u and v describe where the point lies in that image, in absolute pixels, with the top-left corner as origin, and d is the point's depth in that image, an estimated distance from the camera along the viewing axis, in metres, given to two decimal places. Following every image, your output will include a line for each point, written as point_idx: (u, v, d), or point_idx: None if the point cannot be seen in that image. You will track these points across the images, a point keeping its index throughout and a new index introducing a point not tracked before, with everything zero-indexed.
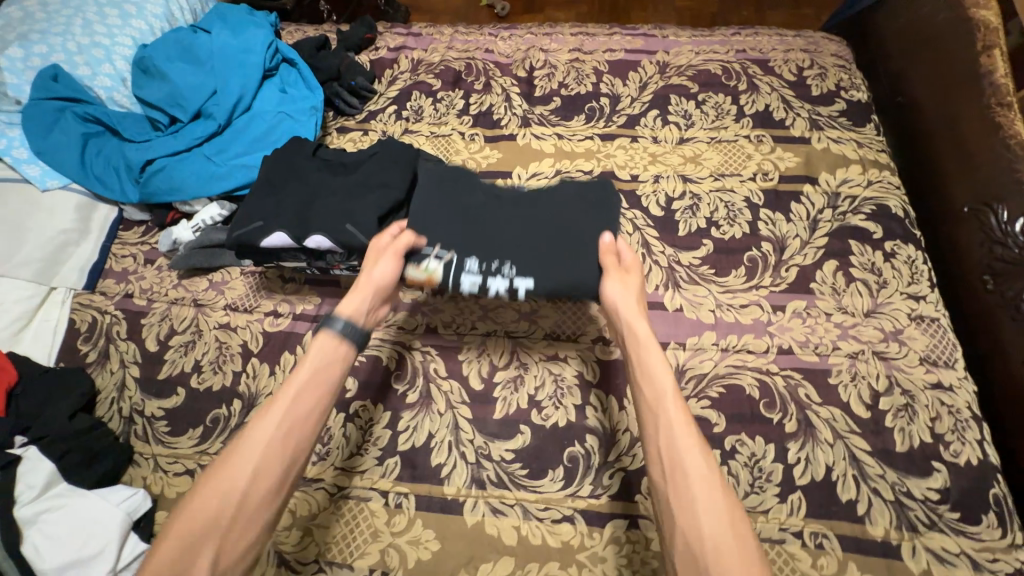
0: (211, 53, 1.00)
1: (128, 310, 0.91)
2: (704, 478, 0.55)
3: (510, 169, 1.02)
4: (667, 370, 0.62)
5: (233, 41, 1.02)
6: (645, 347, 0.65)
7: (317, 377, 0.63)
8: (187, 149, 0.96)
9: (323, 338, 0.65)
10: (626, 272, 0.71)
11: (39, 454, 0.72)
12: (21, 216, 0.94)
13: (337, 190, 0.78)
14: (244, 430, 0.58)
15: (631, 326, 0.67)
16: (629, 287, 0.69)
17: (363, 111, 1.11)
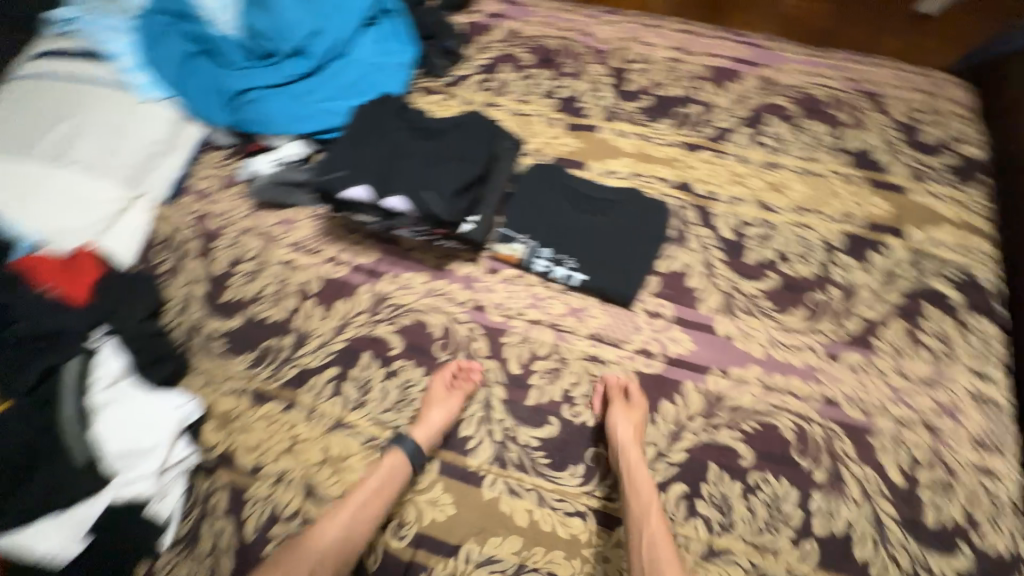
0: None
1: (203, 230, 0.96)
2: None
3: (586, 161, 1.00)
4: (652, 494, 0.70)
5: None
6: (638, 475, 0.71)
7: (379, 494, 0.70)
8: (279, 85, 0.98)
9: (392, 457, 0.72)
10: (631, 408, 0.76)
11: (113, 348, 0.78)
12: (117, 121, 0.99)
13: (421, 156, 0.78)
14: (307, 533, 0.66)
15: (632, 466, 0.72)
16: (632, 419, 0.75)
17: (449, 75, 1.11)
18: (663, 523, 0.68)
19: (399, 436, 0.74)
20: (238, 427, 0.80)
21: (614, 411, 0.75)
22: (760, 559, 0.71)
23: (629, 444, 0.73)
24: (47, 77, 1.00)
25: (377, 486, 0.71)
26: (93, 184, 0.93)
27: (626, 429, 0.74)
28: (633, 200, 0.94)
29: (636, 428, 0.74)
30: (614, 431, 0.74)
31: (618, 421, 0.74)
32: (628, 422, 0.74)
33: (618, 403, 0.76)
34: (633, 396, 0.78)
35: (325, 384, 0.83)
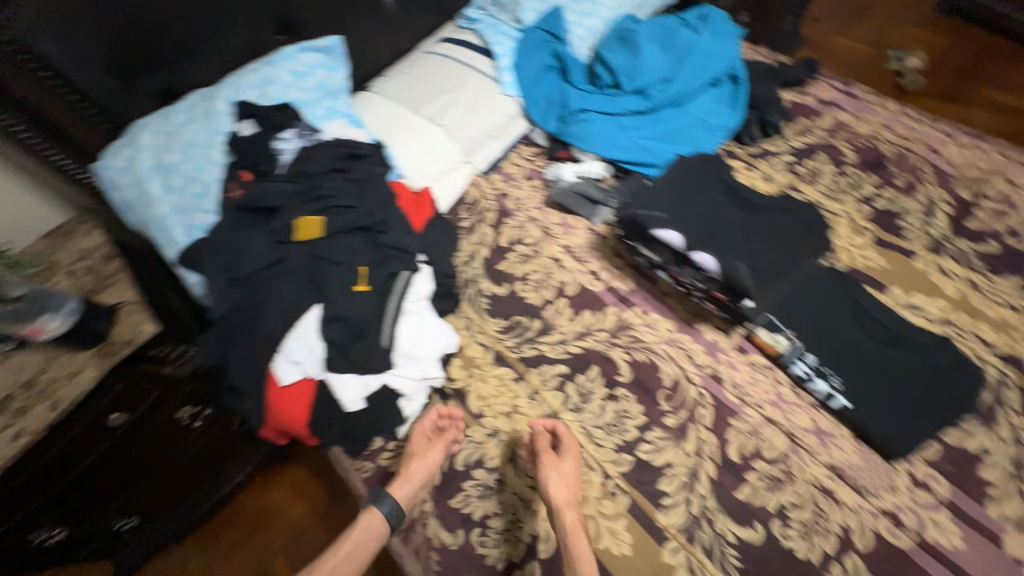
0: (686, 46, 1.10)
1: (501, 207, 1.15)
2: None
3: (887, 284, 0.91)
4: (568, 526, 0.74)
5: (709, 45, 1.10)
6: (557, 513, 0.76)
7: (359, 547, 0.80)
8: (614, 114, 1.12)
9: (370, 515, 0.80)
10: (559, 460, 0.79)
11: (428, 273, 0.96)
12: (477, 100, 1.23)
13: (739, 227, 0.85)
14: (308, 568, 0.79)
15: (570, 527, 0.74)
16: (563, 475, 0.77)
17: (757, 146, 1.12)
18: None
19: (379, 496, 0.81)
20: (475, 374, 0.94)
21: (546, 467, 0.77)
22: None
23: (564, 504, 0.75)
24: (445, 54, 1.28)
25: (359, 534, 0.80)
26: (447, 143, 1.17)
27: (554, 478, 0.77)
28: (935, 349, 0.83)
29: (563, 477, 0.77)
30: (548, 489, 0.76)
31: (544, 475, 0.76)
32: (562, 481, 0.76)
33: (547, 453, 0.79)
34: (564, 447, 0.81)
35: (554, 375, 0.92)
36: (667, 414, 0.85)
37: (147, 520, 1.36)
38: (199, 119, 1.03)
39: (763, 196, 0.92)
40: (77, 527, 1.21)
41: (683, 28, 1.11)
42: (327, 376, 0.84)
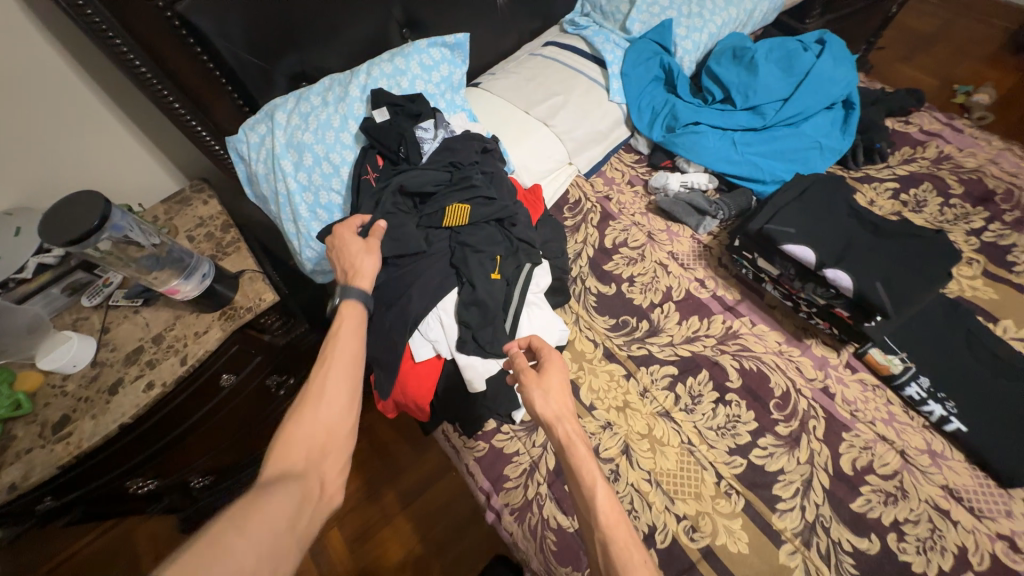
0: (807, 70, 1.12)
1: (604, 209, 1.19)
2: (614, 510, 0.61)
3: (1000, 316, 0.93)
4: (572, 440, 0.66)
5: (831, 70, 1.13)
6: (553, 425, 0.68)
7: (353, 351, 0.71)
8: (727, 129, 1.15)
9: (347, 309, 0.76)
10: (542, 376, 0.71)
11: (547, 269, 0.99)
12: (586, 103, 1.25)
13: (871, 250, 0.88)
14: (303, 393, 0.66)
15: (567, 440, 0.66)
16: (548, 388, 0.70)
17: (860, 170, 1.14)
18: (615, 508, 0.61)
19: (347, 289, 0.78)
20: (587, 368, 0.98)
21: (529, 386, 0.70)
22: None
23: (555, 417, 0.68)
24: (554, 57, 1.32)
25: (350, 333, 0.74)
26: (556, 144, 1.21)
27: (548, 394, 0.69)
28: None
29: (561, 391, 0.71)
30: (536, 406, 0.69)
31: (534, 392, 0.69)
32: (547, 396, 0.69)
33: (529, 372, 0.72)
34: (545, 358, 0.74)
35: (663, 375, 0.95)
36: (779, 422, 0.88)
37: (217, 480, 1.40)
38: (333, 104, 1.06)
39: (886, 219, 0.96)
40: (167, 478, 1.23)
41: (804, 52, 1.14)
42: (454, 356, 0.88)
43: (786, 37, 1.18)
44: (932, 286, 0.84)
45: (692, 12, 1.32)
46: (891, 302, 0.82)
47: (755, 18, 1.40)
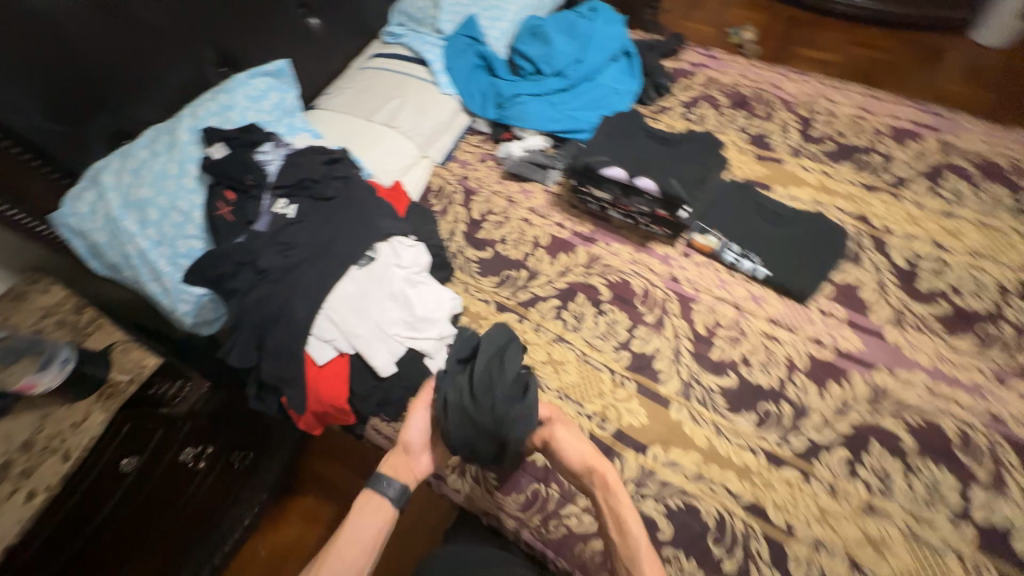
0: (587, 33, 1.35)
1: (465, 188, 1.31)
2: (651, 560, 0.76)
3: (773, 184, 1.20)
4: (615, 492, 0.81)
5: (605, 29, 1.37)
6: (607, 490, 0.81)
7: (362, 530, 0.83)
8: (542, 94, 1.33)
9: (367, 495, 0.87)
10: (570, 425, 0.88)
11: (422, 249, 1.08)
12: (422, 102, 1.38)
13: (662, 157, 1.11)
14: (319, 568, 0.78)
15: (608, 488, 0.81)
16: (580, 440, 0.86)
17: (656, 104, 1.39)
18: (651, 553, 0.77)
19: (376, 477, 0.89)
20: (485, 324, 1.08)
21: (561, 435, 0.86)
22: (915, 525, 0.80)
23: (594, 458, 0.84)
24: (381, 67, 1.46)
25: (361, 519, 0.85)
26: (405, 143, 1.31)
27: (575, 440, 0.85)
28: (816, 220, 1.11)
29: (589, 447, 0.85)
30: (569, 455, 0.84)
31: (567, 440, 0.85)
32: (579, 444, 0.85)
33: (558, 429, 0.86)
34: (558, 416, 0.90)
35: (549, 309, 1.09)
36: (645, 314, 1.06)
37: None
38: (164, 152, 1.04)
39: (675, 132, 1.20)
40: None
41: (581, 20, 1.37)
42: (355, 346, 0.94)
43: (564, 11, 1.41)
44: (708, 171, 1.10)
45: (490, 5, 1.50)
46: (684, 192, 1.04)
47: None
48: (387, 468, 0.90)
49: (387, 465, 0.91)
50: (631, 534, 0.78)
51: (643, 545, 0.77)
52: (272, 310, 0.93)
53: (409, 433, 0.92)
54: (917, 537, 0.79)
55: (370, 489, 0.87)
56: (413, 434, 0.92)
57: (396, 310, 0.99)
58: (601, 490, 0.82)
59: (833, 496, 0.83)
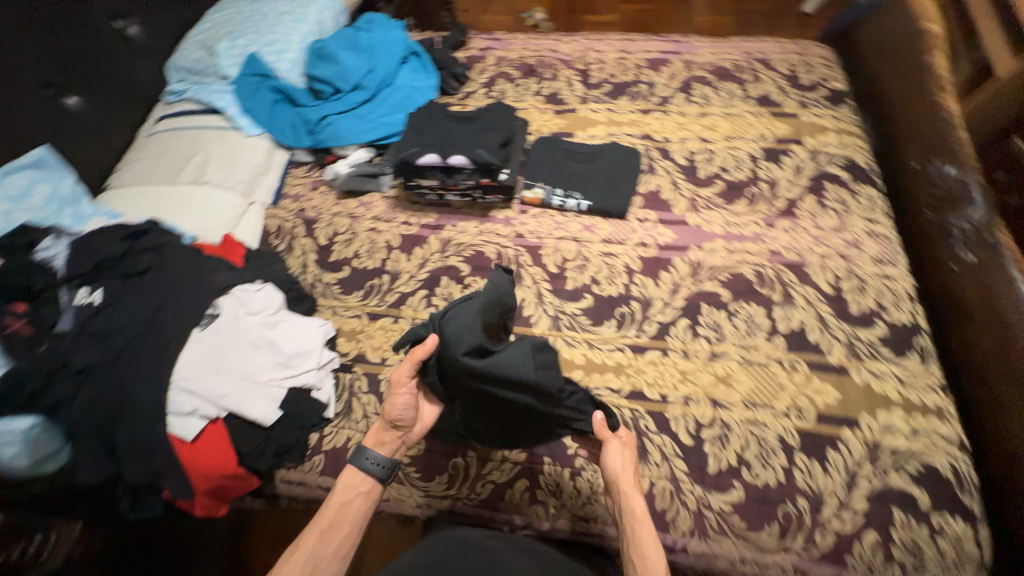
0: (369, 44, 1.44)
1: (304, 219, 1.29)
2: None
3: (574, 131, 1.37)
4: (643, 515, 0.75)
5: (384, 37, 1.47)
6: (640, 520, 0.74)
7: (345, 513, 0.77)
8: (348, 110, 1.38)
9: (351, 472, 0.80)
10: (624, 445, 0.81)
11: (272, 289, 1.05)
12: (230, 151, 1.33)
13: (467, 133, 1.22)
14: (298, 543, 0.73)
15: (638, 514, 0.75)
16: (624, 461, 0.79)
17: (460, 92, 1.50)
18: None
19: (359, 452, 0.81)
20: (363, 336, 1.09)
21: (607, 452, 0.79)
22: (746, 353, 0.99)
23: (626, 491, 0.76)
24: (173, 126, 1.38)
25: (351, 495, 0.78)
26: (222, 195, 1.26)
27: (621, 464, 0.79)
28: (614, 149, 1.30)
29: (626, 467, 0.79)
30: (608, 471, 0.78)
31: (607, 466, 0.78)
32: (621, 463, 0.79)
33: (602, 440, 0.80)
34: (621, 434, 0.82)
35: (419, 301, 1.13)
36: (504, 273, 1.15)
37: None
38: None
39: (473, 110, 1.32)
40: None
41: (358, 33, 1.46)
42: (226, 408, 0.90)
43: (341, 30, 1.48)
44: (510, 133, 1.23)
45: (271, 40, 1.47)
46: (492, 156, 1.16)
47: (334, 20, 1.61)
48: (373, 442, 0.83)
49: (374, 439, 0.83)
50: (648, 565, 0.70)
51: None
52: (111, 406, 0.86)
53: (392, 406, 0.82)
54: (751, 361, 0.98)
55: (354, 465, 0.80)
56: (398, 410, 0.82)
57: (262, 357, 0.96)
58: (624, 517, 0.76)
59: (686, 358, 1.00)
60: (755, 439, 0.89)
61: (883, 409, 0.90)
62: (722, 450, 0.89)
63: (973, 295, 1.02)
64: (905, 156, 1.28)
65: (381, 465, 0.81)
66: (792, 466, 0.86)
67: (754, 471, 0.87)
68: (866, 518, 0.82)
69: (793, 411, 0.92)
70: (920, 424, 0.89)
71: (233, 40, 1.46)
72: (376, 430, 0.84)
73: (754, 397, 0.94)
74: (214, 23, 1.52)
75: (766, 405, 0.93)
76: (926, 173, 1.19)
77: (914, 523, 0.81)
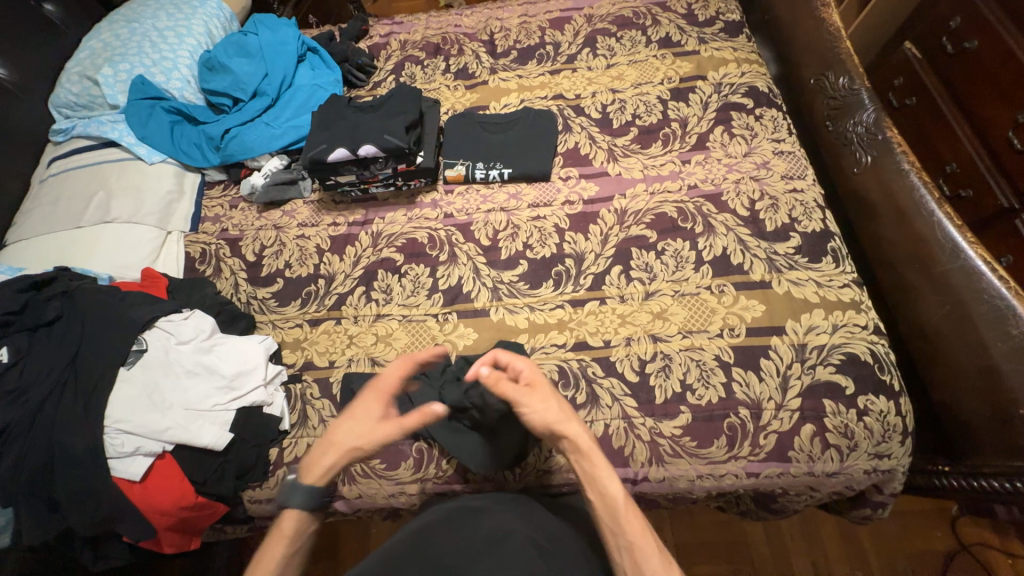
0: (260, 48, 1.41)
1: (228, 239, 1.25)
2: (630, 511, 0.67)
3: (487, 104, 1.37)
4: (588, 443, 0.72)
5: (274, 38, 1.44)
6: (591, 456, 0.71)
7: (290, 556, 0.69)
8: (251, 119, 1.34)
9: (289, 515, 0.71)
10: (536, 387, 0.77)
11: (201, 315, 1.02)
12: (137, 184, 1.27)
13: (372, 119, 1.20)
14: None
15: (586, 450, 0.72)
16: (548, 400, 0.75)
17: (368, 82, 1.46)
18: (633, 509, 0.67)
19: (291, 489, 0.72)
20: (308, 343, 1.08)
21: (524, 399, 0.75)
22: (678, 286, 1.03)
23: (562, 421, 0.73)
24: (67, 167, 1.30)
25: (296, 544, 0.70)
26: (132, 230, 1.20)
27: (554, 406, 0.74)
28: (528, 114, 1.30)
29: (562, 407, 0.76)
30: (540, 411, 0.74)
31: (539, 411, 0.74)
32: (545, 403, 0.75)
33: (519, 391, 0.75)
34: (535, 380, 0.77)
35: (359, 299, 1.12)
36: (438, 255, 1.15)
37: None
38: None
39: (377, 98, 1.30)
40: None
41: (247, 38, 1.42)
42: (170, 441, 0.88)
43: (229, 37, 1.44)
44: (418, 112, 1.21)
45: (156, 58, 1.39)
46: (401, 140, 1.14)
47: (222, 28, 1.54)
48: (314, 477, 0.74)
49: (313, 474, 0.74)
50: (607, 492, 0.68)
51: (621, 505, 0.67)
52: (46, 459, 0.84)
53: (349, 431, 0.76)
54: (683, 293, 1.03)
55: (289, 505, 0.71)
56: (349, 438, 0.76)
57: (202, 383, 0.94)
58: (572, 455, 0.73)
59: (624, 302, 1.03)
60: (695, 363, 0.95)
61: (805, 312, 0.97)
62: (666, 380, 0.94)
63: (877, 193, 1.07)
64: (803, 74, 1.32)
65: (320, 500, 0.73)
66: (730, 381, 0.93)
67: (697, 393, 0.93)
68: (801, 414, 0.89)
69: (726, 331, 0.97)
70: (839, 319, 0.96)
71: (114, 65, 1.37)
72: (315, 459, 0.76)
73: (689, 325, 0.99)
74: (91, 49, 1.41)
75: (701, 331, 0.98)
76: (822, 88, 1.25)
77: (843, 409, 0.89)
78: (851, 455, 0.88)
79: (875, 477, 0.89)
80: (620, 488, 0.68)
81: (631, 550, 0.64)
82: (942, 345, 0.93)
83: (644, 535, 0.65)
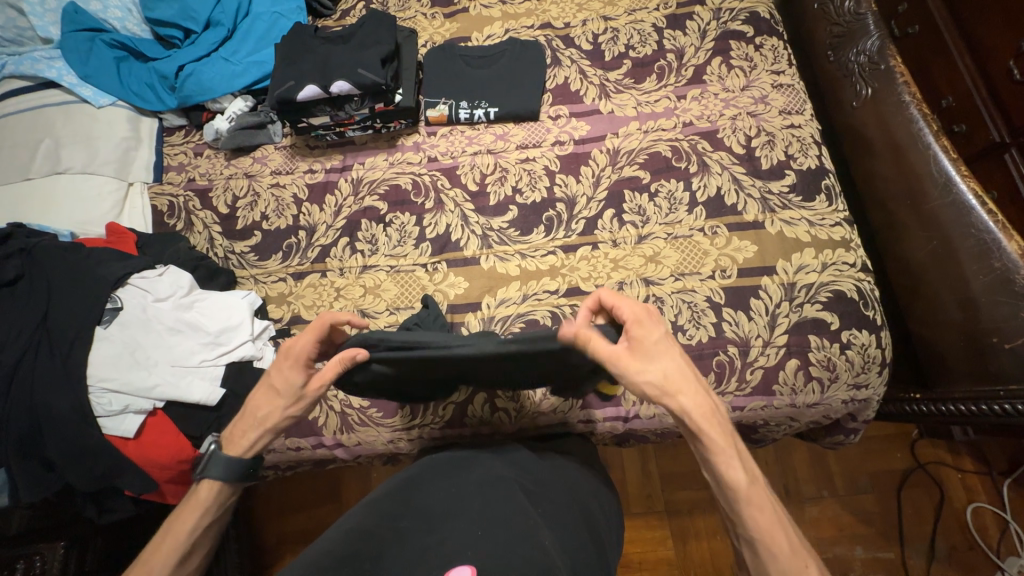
0: None
1: (197, 190, 1.16)
2: (756, 503, 0.62)
3: (469, 35, 1.25)
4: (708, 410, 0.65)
5: None
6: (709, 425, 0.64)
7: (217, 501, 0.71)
8: (208, 54, 1.21)
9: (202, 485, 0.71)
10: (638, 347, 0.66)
11: (178, 270, 0.97)
12: (87, 129, 1.15)
13: (343, 51, 1.10)
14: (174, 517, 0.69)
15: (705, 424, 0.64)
16: (653, 367, 0.65)
17: (336, 11, 1.31)
18: (757, 497, 0.63)
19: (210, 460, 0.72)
20: (294, 297, 1.05)
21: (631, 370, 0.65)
22: (672, 229, 1.02)
23: (670, 391, 0.65)
24: (5, 113, 1.17)
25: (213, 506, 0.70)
26: (90, 182, 1.11)
27: (655, 372, 0.65)
28: (514, 46, 1.20)
29: (668, 372, 0.66)
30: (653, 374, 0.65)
31: (639, 380, 0.65)
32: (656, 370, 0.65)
33: (620, 356, 0.65)
34: (642, 332, 0.67)
35: (343, 250, 1.08)
36: (423, 204, 1.10)
37: None
38: None
39: (346, 27, 1.18)
40: None
41: None
42: (160, 398, 0.86)
43: None
44: (393, 44, 1.11)
45: None
46: (377, 76, 1.05)
47: None
48: None
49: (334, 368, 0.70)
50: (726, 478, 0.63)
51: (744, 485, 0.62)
52: (31, 420, 0.83)
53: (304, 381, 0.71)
54: (677, 235, 1.01)
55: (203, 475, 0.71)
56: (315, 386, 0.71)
57: (187, 341, 0.91)
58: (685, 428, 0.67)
59: (616, 246, 1.02)
60: (686, 305, 0.96)
61: (796, 252, 0.97)
62: None
63: (874, 127, 1.04)
64: None
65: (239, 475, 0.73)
66: (721, 321, 0.94)
67: (688, 333, 0.94)
68: (786, 349, 0.92)
69: (718, 273, 0.97)
70: (829, 258, 0.96)
71: None
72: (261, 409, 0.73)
73: (681, 268, 0.98)
74: None
75: (693, 273, 0.98)
76: (826, 12, 1.17)
77: (827, 344, 0.92)
78: (831, 386, 0.92)
79: (851, 406, 0.94)
80: (741, 472, 0.63)
81: (753, 545, 0.61)
82: (926, 281, 0.95)
83: (773, 531, 0.61)
